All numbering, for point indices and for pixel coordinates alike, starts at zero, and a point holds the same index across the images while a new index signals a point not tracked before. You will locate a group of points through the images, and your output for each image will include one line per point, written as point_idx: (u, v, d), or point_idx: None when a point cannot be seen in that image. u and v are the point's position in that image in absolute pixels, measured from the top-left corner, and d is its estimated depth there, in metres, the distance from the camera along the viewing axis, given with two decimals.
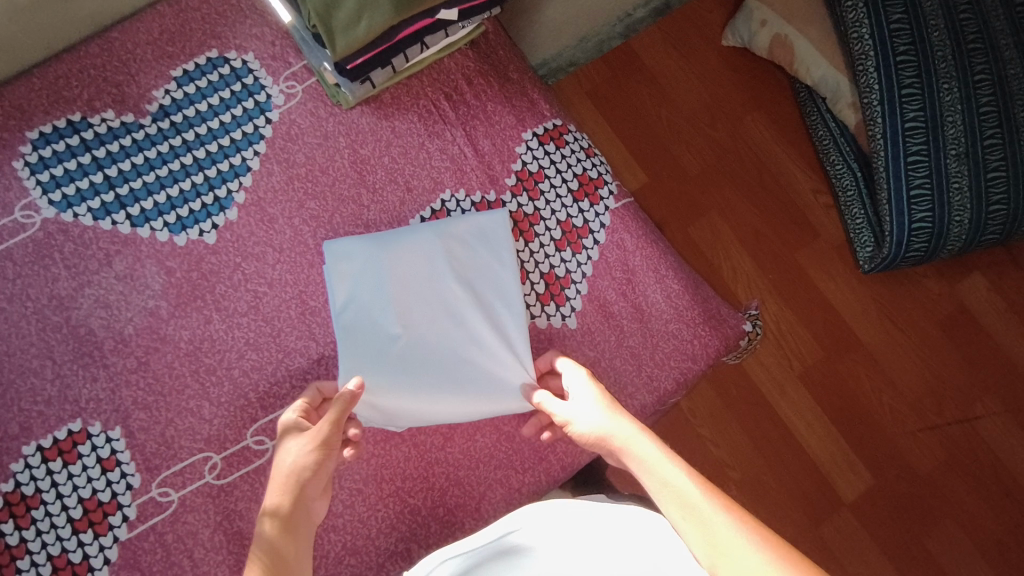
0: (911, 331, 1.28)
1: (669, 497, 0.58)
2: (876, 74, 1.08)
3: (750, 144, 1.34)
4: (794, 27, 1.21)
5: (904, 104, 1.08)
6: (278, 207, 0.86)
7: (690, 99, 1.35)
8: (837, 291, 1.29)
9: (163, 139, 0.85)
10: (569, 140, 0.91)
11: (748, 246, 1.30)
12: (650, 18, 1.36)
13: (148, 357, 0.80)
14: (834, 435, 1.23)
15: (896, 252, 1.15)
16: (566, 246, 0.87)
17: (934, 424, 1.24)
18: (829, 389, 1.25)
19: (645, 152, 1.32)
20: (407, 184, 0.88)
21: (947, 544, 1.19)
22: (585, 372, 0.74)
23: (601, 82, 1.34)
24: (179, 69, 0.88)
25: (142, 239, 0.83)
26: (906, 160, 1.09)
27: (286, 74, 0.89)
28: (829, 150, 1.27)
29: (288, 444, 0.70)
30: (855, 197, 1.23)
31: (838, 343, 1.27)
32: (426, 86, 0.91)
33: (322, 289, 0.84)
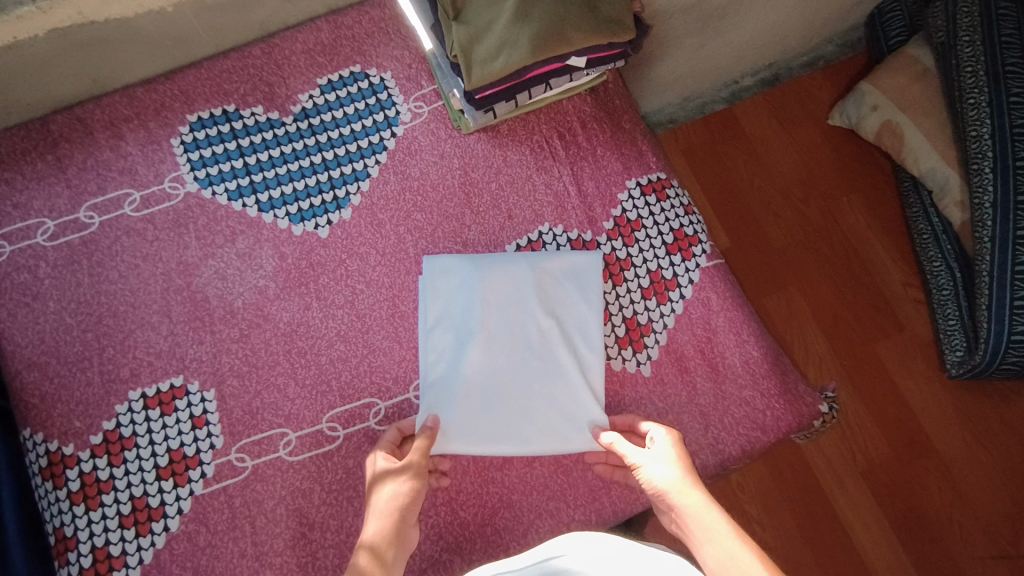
0: (992, 448, 1.20)
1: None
2: (992, 176, 1.07)
3: (844, 226, 1.32)
4: (907, 116, 1.20)
5: (1019, 210, 1.04)
6: (387, 214, 0.92)
7: (788, 172, 1.35)
8: (916, 390, 1.24)
9: (300, 137, 0.94)
10: (671, 195, 0.94)
11: (827, 326, 1.27)
12: (757, 87, 1.39)
13: (250, 330, 0.87)
14: (892, 540, 1.16)
15: (989, 361, 1.10)
16: (652, 295, 0.89)
17: (1007, 552, 1.15)
18: (894, 491, 1.19)
19: (734, 217, 1.32)
20: (509, 212, 0.92)
21: None
22: (669, 433, 0.75)
23: (698, 141, 1.36)
24: (325, 78, 0.97)
25: (265, 224, 0.90)
26: (1013, 268, 1.05)
27: (417, 95, 0.97)
28: (927, 244, 1.24)
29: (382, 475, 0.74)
30: (951, 297, 1.19)
31: (911, 445, 1.21)
32: (542, 123, 0.96)
33: (414, 296, 0.89)
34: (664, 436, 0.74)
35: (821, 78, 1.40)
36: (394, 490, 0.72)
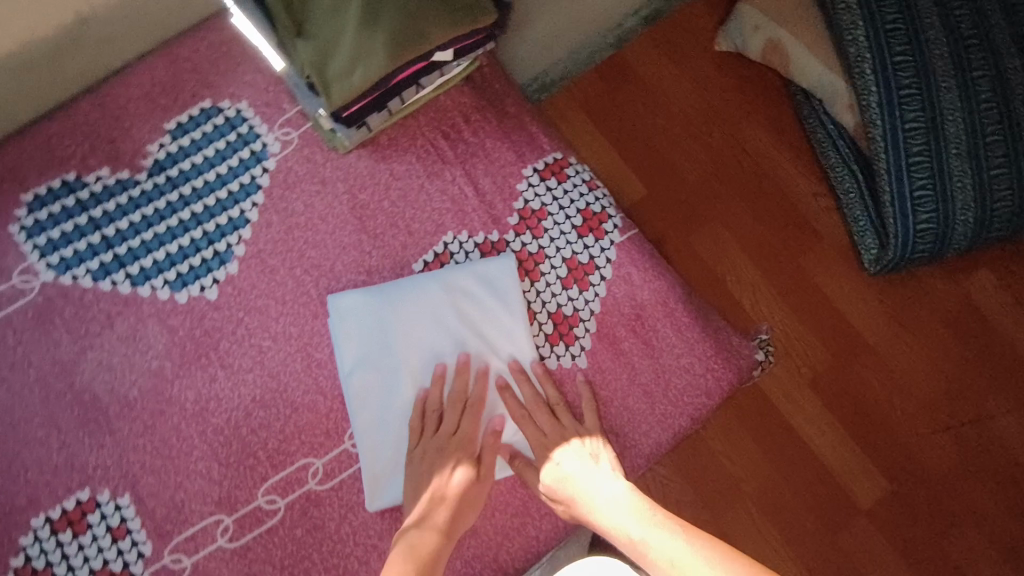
0: (921, 334, 1.25)
1: (656, 562, 0.66)
2: (874, 77, 1.08)
3: (751, 152, 1.32)
4: (787, 30, 1.19)
5: (903, 105, 1.08)
6: (278, 258, 0.85)
7: (686, 107, 1.33)
8: (843, 293, 1.27)
9: (160, 193, 0.84)
10: (571, 174, 0.90)
11: (751, 253, 1.28)
12: (641, 26, 1.35)
13: (154, 420, 0.79)
14: (847, 442, 1.21)
15: (901, 253, 1.15)
16: (573, 283, 0.85)
17: (948, 425, 1.22)
18: (841, 394, 1.23)
19: (644, 163, 1.31)
20: (409, 228, 0.86)
21: (965, 547, 1.17)
22: (580, 433, 0.79)
23: (594, 93, 1.32)
24: (173, 121, 0.87)
25: (143, 298, 0.82)
26: (908, 162, 1.09)
27: (281, 121, 0.88)
28: (827, 151, 1.25)
29: (460, 478, 0.76)
30: (858, 200, 1.22)
31: (851, 349, 1.25)
32: (423, 124, 0.89)
33: (326, 340, 0.83)
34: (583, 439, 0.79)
35: (701, 7, 1.38)
36: (458, 503, 0.75)
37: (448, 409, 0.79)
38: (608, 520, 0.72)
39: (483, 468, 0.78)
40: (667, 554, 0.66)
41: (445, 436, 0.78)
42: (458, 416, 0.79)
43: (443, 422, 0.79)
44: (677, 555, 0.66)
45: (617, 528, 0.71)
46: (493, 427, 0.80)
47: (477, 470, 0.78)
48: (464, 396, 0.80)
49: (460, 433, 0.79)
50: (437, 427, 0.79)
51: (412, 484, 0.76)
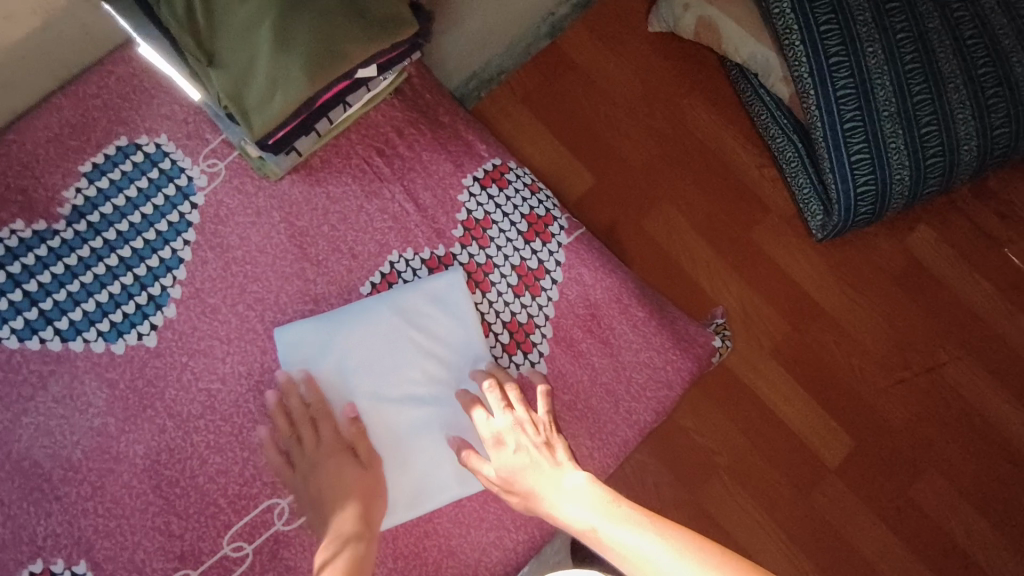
0: (870, 292, 1.29)
1: (627, 558, 0.59)
2: (803, 47, 1.09)
3: (693, 131, 1.33)
4: (714, 7, 1.19)
5: (834, 73, 1.10)
6: (218, 296, 0.81)
7: (625, 91, 1.33)
8: (793, 261, 1.29)
9: (83, 241, 0.80)
10: (512, 179, 0.89)
11: (702, 229, 1.30)
12: (574, 13, 1.35)
13: (103, 480, 0.75)
14: (811, 404, 1.24)
15: (846, 217, 1.18)
16: (525, 290, 0.85)
17: (902, 376, 1.26)
18: (801, 358, 1.26)
19: (588, 151, 1.30)
20: (352, 251, 0.84)
21: (928, 491, 1.22)
22: (533, 416, 0.75)
23: (533, 86, 1.31)
24: (88, 163, 0.82)
25: (77, 354, 0.78)
26: (843, 128, 1.11)
27: (205, 153, 0.85)
28: (767, 123, 1.27)
29: (344, 477, 0.73)
30: (800, 168, 1.24)
31: (807, 315, 1.27)
32: (356, 143, 0.87)
33: (278, 375, 0.80)
34: (531, 421, 0.72)
35: None
36: (357, 503, 0.72)
37: (300, 428, 0.75)
38: (568, 516, 0.64)
39: (360, 454, 0.76)
40: (637, 549, 0.58)
41: (313, 451, 0.75)
42: (314, 428, 0.75)
43: (303, 442, 0.75)
44: (647, 551, 0.58)
45: (580, 524, 0.63)
46: (348, 416, 0.77)
47: (357, 459, 0.75)
48: (305, 404, 0.76)
49: (315, 444, 0.75)
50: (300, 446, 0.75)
51: (313, 509, 0.73)
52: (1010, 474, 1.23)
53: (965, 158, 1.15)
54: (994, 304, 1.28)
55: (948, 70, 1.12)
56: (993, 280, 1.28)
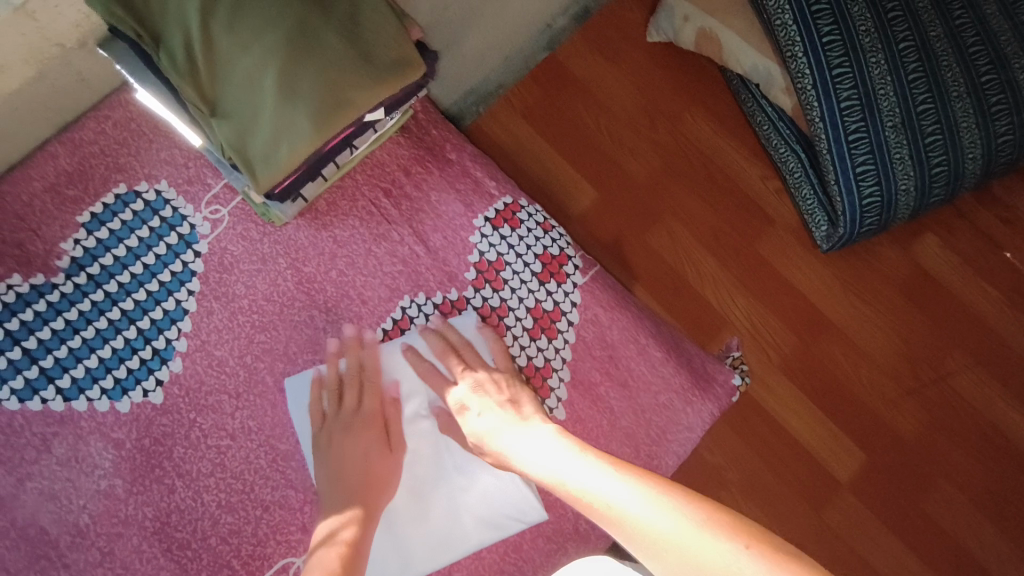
0: (876, 302, 1.27)
1: (599, 507, 0.57)
2: (806, 58, 1.07)
3: (698, 144, 1.31)
4: (716, 19, 1.17)
5: (836, 85, 1.07)
6: (225, 347, 0.79)
7: (628, 105, 1.31)
8: (800, 274, 1.28)
9: (83, 295, 0.78)
10: (523, 218, 0.86)
11: (708, 243, 1.28)
12: (571, 25, 1.32)
13: (111, 545, 0.73)
14: (823, 419, 1.22)
15: (851, 229, 1.17)
16: (540, 333, 0.82)
17: (911, 388, 1.24)
18: (809, 371, 1.24)
19: (592, 167, 1.28)
20: (362, 296, 0.82)
21: (942, 503, 1.20)
22: (489, 373, 0.74)
23: (534, 101, 1.29)
24: (86, 213, 0.79)
25: (80, 413, 0.75)
26: (848, 140, 1.09)
27: (207, 198, 0.82)
28: (769, 134, 1.25)
29: (370, 458, 0.74)
30: (804, 179, 1.22)
31: (814, 327, 1.26)
32: (362, 184, 0.84)
33: (291, 429, 0.78)
34: (491, 379, 0.74)
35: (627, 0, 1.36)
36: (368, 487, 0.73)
37: (346, 385, 0.76)
38: (537, 468, 0.63)
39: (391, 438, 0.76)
40: (606, 496, 0.57)
41: (349, 415, 0.75)
42: (358, 392, 0.76)
43: (344, 401, 0.76)
44: (616, 495, 0.56)
45: (549, 475, 0.61)
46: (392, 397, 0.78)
47: (387, 442, 0.76)
48: (359, 368, 0.77)
49: (355, 407, 0.76)
50: (337, 402, 0.76)
51: (326, 473, 0.73)
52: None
53: (968, 168, 1.14)
54: (1005, 316, 1.26)
55: (951, 78, 1.11)
56: (1001, 289, 1.27)
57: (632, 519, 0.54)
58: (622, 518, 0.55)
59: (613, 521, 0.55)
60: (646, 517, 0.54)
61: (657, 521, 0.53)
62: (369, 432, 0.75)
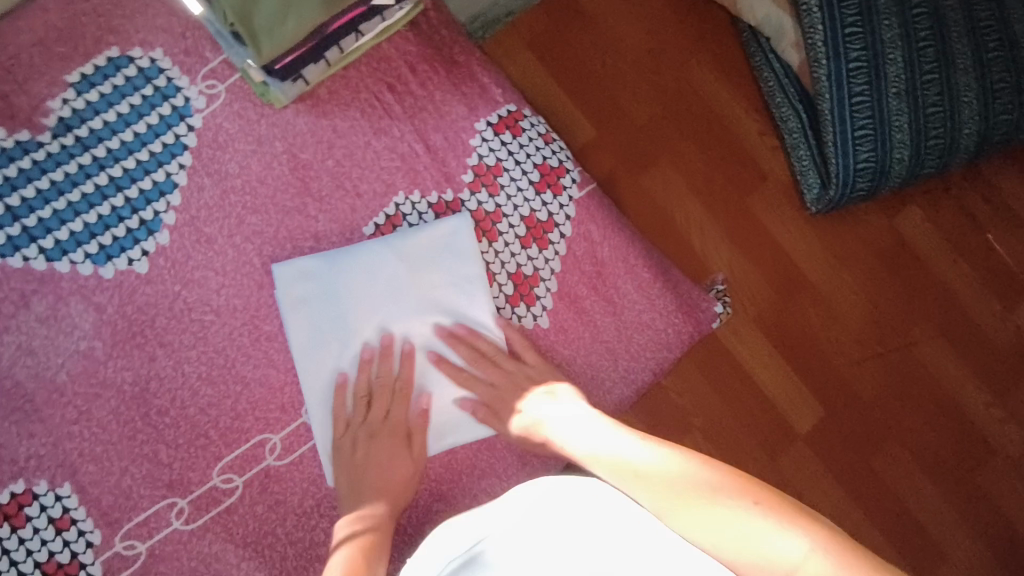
0: (855, 269, 1.28)
1: (627, 469, 0.65)
2: (820, 14, 1.07)
3: (700, 94, 1.29)
4: None
5: (847, 44, 1.08)
6: (214, 225, 0.78)
7: (634, 44, 1.28)
8: (784, 231, 1.28)
9: (70, 157, 0.76)
10: (526, 127, 0.85)
11: (699, 193, 1.27)
12: None
13: (89, 404, 0.74)
14: (789, 374, 1.25)
15: (842, 192, 1.16)
16: (532, 242, 0.83)
17: (877, 352, 1.27)
18: (783, 327, 1.26)
19: (592, 104, 1.27)
20: (356, 189, 0.81)
21: (890, 461, 1.25)
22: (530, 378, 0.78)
23: (540, 30, 1.26)
24: (76, 73, 0.77)
25: (62, 274, 0.75)
26: (849, 101, 1.09)
27: (204, 72, 0.80)
28: (773, 91, 1.24)
29: (392, 466, 0.75)
30: (801, 139, 1.21)
31: (793, 284, 1.27)
32: (366, 75, 0.82)
33: (275, 311, 0.78)
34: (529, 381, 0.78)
35: None
36: (387, 497, 0.74)
37: (375, 394, 0.77)
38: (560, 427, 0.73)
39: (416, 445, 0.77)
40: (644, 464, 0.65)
41: (377, 422, 0.76)
42: (384, 402, 0.77)
43: (372, 409, 0.76)
44: (657, 464, 0.65)
45: (567, 433, 0.72)
46: (421, 408, 0.78)
47: (409, 448, 0.77)
48: (391, 379, 0.77)
49: (381, 414, 0.77)
50: (366, 411, 0.77)
51: (348, 475, 0.75)
52: (969, 452, 1.25)
53: (963, 142, 1.13)
54: (978, 295, 1.28)
55: (959, 50, 1.11)
56: (976, 266, 1.29)
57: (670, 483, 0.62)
58: (636, 468, 0.65)
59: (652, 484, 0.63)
60: (672, 478, 0.62)
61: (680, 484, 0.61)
62: (393, 437, 0.76)
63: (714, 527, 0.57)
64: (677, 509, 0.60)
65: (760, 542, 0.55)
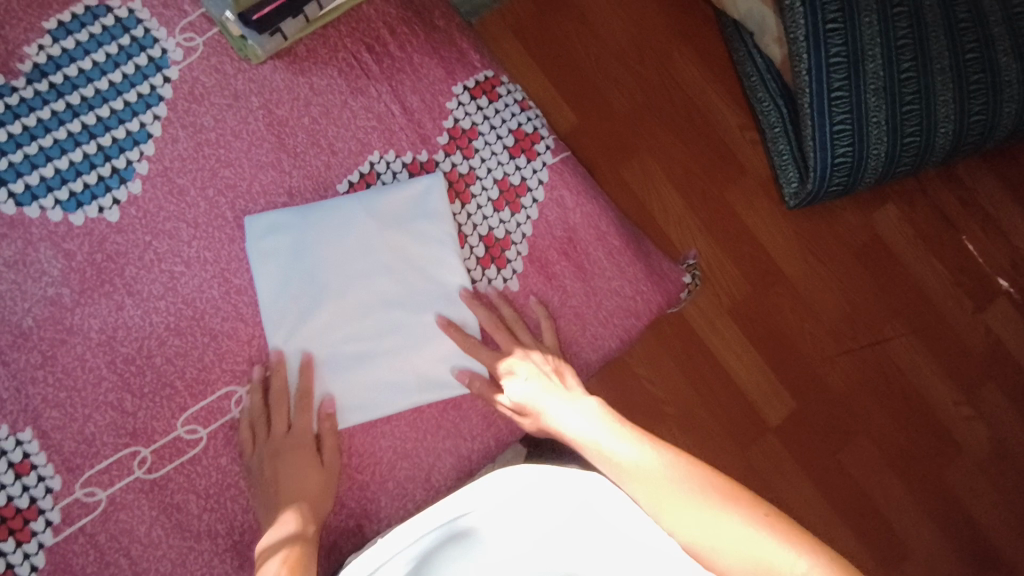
0: (829, 262, 1.30)
1: (611, 462, 0.67)
2: (802, 9, 1.06)
3: (684, 86, 1.29)
4: None
5: (828, 39, 1.08)
6: (188, 177, 0.78)
7: (618, 35, 1.28)
8: (761, 223, 1.29)
9: (43, 103, 0.76)
10: (503, 93, 0.87)
11: (679, 183, 1.27)
12: None
13: (54, 350, 0.73)
14: (763, 365, 1.26)
15: (819, 186, 1.16)
16: (504, 206, 0.84)
17: (849, 347, 1.29)
18: (756, 319, 1.27)
19: (578, 93, 1.26)
20: (331, 147, 0.81)
21: (859, 454, 1.27)
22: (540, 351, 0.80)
23: (527, 17, 1.25)
24: (53, 20, 0.76)
25: (31, 220, 0.74)
26: (829, 96, 1.10)
27: (183, 25, 0.79)
28: (755, 86, 1.24)
29: (301, 473, 0.74)
30: (782, 133, 1.22)
31: (769, 277, 1.28)
32: (345, 35, 0.83)
33: (246, 265, 0.78)
34: (544, 362, 0.79)
35: None
36: (306, 511, 0.72)
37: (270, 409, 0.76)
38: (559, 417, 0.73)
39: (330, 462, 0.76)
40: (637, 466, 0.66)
41: (280, 437, 0.75)
42: (285, 413, 0.76)
43: (274, 425, 0.76)
44: (649, 467, 0.66)
45: (566, 423, 0.73)
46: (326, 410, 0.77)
47: (319, 458, 0.76)
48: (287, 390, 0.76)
49: (282, 429, 0.76)
50: (267, 429, 0.76)
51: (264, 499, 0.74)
52: (936, 447, 1.28)
53: (938, 141, 1.15)
54: (950, 293, 1.30)
55: (936, 51, 1.12)
56: (948, 264, 1.30)
57: (665, 489, 0.64)
58: (628, 468, 0.66)
59: (644, 488, 0.64)
60: (662, 474, 0.65)
61: (672, 482, 0.64)
62: (292, 446, 0.75)
63: (704, 530, 0.60)
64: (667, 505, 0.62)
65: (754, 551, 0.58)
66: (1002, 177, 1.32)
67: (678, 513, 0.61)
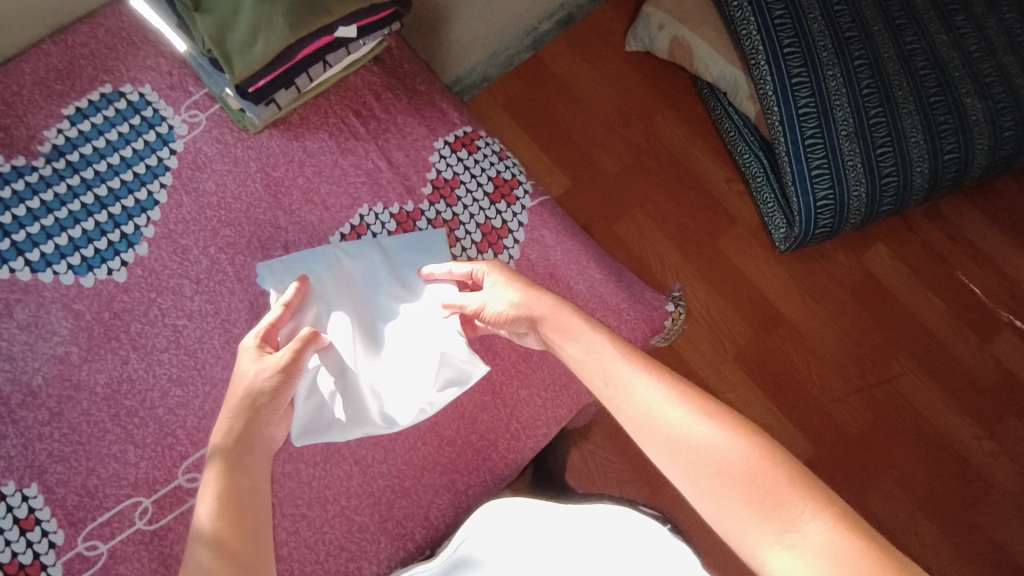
0: (829, 304, 1.31)
1: (604, 374, 0.60)
2: (767, 67, 1.12)
3: (667, 144, 1.36)
4: (688, 28, 1.24)
5: (795, 91, 1.12)
6: (190, 237, 0.84)
7: (600, 101, 1.37)
8: (755, 269, 1.31)
9: (60, 179, 0.82)
10: (481, 145, 0.93)
11: (669, 232, 1.32)
12: (556, 29, 1.38)
13: (61, 406, 0.76)
14: (770, 404, 1.25)
15: (806, 228, 1.19)
16: (487, 248, 0.89)
17: (859, 387, 1.27)
18: (763, 364, 1.27)
19: (566, 157, 1.33)
20: (324, 203, 0.87)
21: (883, 494, 1.22)
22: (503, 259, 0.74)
23: (515, 93, 1.34)
24: (72, 107, 0.85)
25: (45, 284, 0.79)
26: (804, 143, 1.13)
27: (188, 103, 0.88)
28: (735, 140, 1.30)
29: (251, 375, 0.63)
30: (765, 182, 1.26)
31: (769, 321, 1.29)
32: (334, 103, 0.91)
33: (244, 316, 0.82)
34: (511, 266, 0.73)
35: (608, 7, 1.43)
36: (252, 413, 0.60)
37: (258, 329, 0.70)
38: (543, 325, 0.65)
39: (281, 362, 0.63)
40: (636, 388, 0.58)
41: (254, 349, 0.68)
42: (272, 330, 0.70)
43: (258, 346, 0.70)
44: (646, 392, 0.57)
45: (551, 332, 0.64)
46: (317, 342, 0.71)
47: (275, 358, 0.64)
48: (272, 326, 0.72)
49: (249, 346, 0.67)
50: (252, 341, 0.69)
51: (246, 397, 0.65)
52: (963, 485, 1.23)
53: (916, 180, 1.17)
54: (949, 325, 1.30)
55: (902, 96, 1.16)
56: (943, 297, 1.31)
57: (663, 418, 0.55)
58: (626, 388, 0.58)
59: (640, 416, 0.56)
60: (656, 404, 0.56)
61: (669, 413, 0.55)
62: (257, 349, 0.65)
63: (688, 444, 0.53)
64: (653, 435, 0.55)
65: (754, 487, 0.49)
66: (986, 214, 1.36)
67: (662, 443, 0.55)
